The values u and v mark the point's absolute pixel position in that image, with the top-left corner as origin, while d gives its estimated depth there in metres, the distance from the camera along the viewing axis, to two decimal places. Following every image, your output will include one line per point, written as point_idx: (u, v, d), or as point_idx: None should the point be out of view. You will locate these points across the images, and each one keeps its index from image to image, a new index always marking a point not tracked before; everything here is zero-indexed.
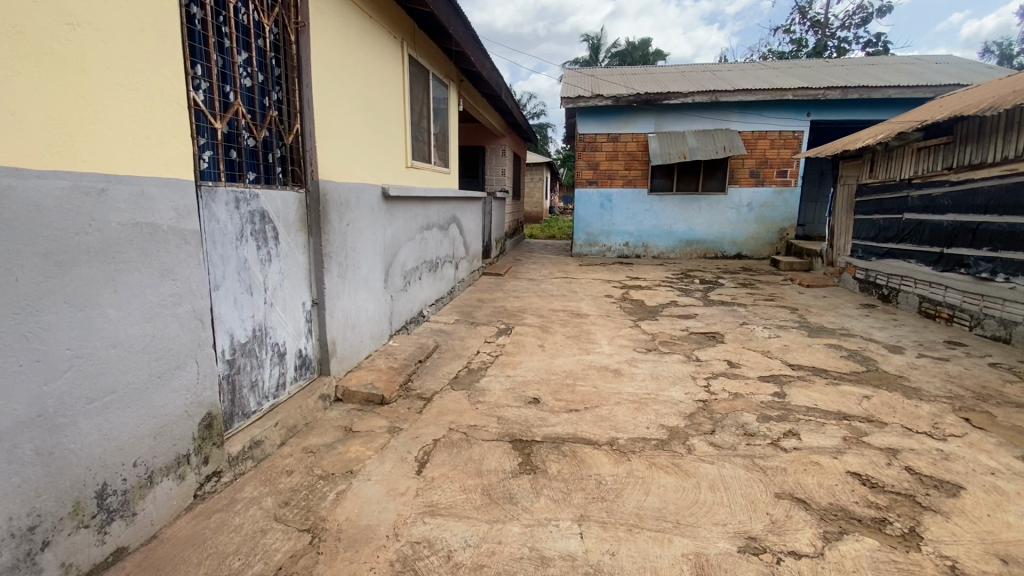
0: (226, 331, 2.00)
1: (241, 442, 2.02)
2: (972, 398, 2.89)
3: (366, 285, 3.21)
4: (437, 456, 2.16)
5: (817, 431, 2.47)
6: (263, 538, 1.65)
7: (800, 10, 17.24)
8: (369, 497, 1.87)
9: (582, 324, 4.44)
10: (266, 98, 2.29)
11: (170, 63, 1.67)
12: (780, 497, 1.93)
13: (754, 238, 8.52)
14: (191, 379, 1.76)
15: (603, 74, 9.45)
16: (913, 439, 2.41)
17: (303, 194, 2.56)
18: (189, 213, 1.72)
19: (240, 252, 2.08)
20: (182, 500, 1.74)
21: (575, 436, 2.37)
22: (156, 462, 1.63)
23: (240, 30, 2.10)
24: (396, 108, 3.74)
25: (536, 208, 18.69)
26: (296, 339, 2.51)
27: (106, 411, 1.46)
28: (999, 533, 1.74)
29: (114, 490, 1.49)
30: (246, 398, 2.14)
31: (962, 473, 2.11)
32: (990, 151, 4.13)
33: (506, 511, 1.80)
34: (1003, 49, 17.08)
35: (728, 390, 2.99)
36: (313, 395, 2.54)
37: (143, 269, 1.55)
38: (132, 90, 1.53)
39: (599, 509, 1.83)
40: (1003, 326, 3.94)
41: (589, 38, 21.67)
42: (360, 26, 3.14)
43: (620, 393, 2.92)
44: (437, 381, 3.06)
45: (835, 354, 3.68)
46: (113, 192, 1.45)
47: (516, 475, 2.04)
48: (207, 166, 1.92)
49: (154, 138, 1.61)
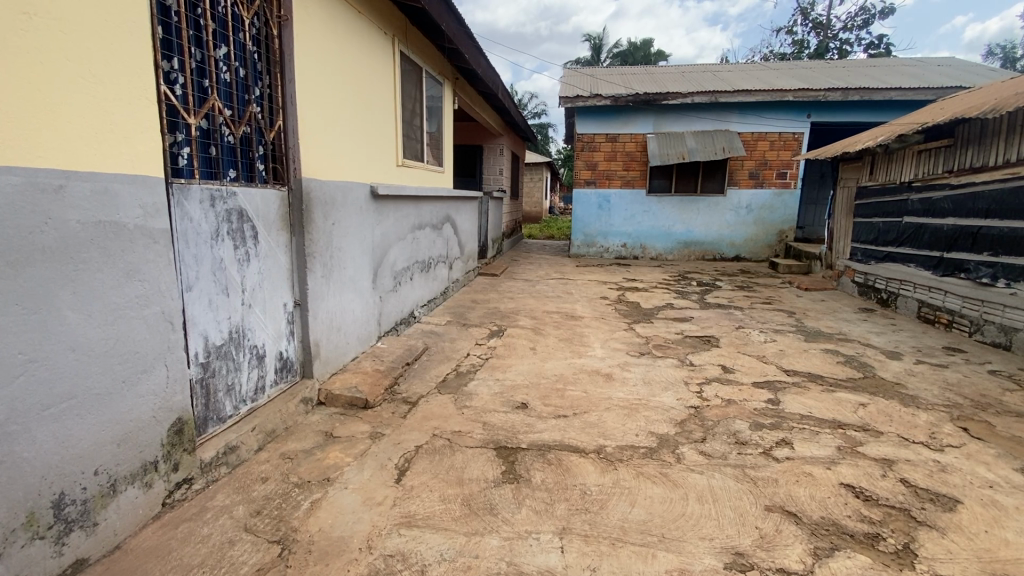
0: (199, 334, 1.94)
1: (214, 448, 1.95)
2: (970, 407, 2.83)
3: (352, 285, 3.14)
4: (418, 463, 2.10)
5: (811, 440, 2.41)
6: (230, 549, 1.58)
7: (800, 11, 17.21)
8: (345, 507, 1.81)
9: (576, 326, 4.38)
10: (247, 94, 2.23)
11: (139, 54, 1.60)
12: (770, 510, 1.86)
13: (753, 240, 8.45)
14: (160, 383, 1.70)
15: (603, 74, 9.38)
16: (909, 449, 2.34)
17: (285, 192, 2.49)
18: (159, 211, 1.66)
19: (216, 252, 2.01)
20: (149, 509, 1.68)
21: (562, 443, 2.30)
22: (120, 470, 1.57)
23: (217, 22, 2.02)
24: (386, 105, 3.67)
25: (536, 207, 18.69)
26: (276, 342, 2.44)
27: (64, 417, 1.39)
28: (996, 551, 1.68)
29: (72, 500, 1.43)
30: (222, 402, 2.08)
31: (959, 486, 2.05)
32: (992, 154, 4.07)
33: (485, 523, 1.74)
34: (1006, 52, 16.97)
35: (721, 396, 2.93)
36: (294, 398, 2.48)
37: (104, 269, 1.48)
38: (95, 84, 1.47)
39: (582, 521, 1.77)
40: (1003, 333, 3.88)
41: (591, 39, 21.65)
42: (349, 21, 3.07)
43: (610, 398, 2.86)
44: (424, 384, 3.00)
45: (831, 360, 3.62)
46: (72, 189, 1.39)
47: (499, 484, 1.98)
48: (182, 162, 1.85)
49: (119, 133, 1.54)
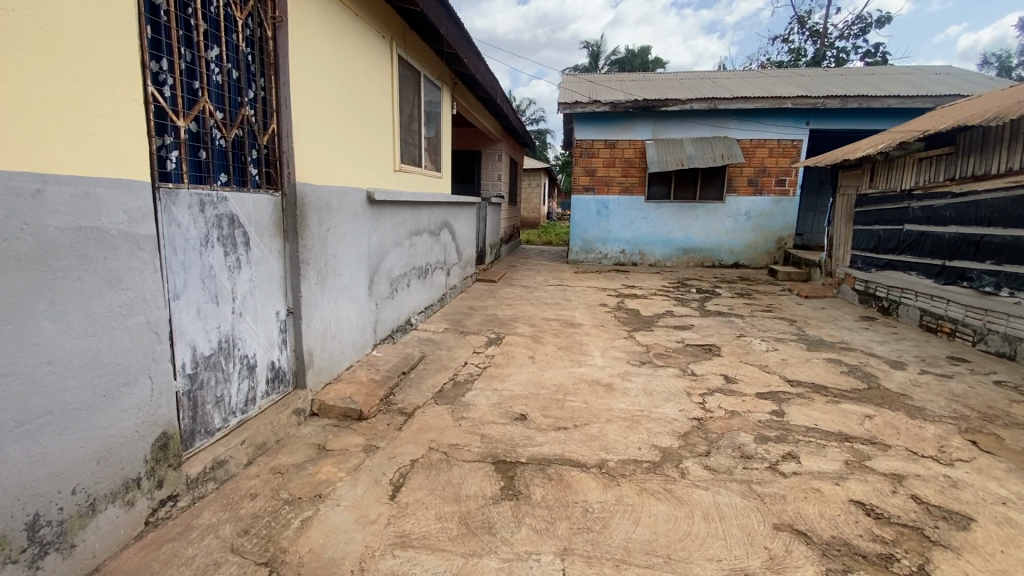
0: (187, 344, 1.87)
1: (202, 463, 1.88)
2: (978, 419, 2.77)
3: (348, 292, 3.07)
4: (413, 479, 2.03)
5: (818, 454, 2.34)
6: (215, 572, 1.51)
7: (797, 19, 17.29)
8: (337, 526, 1.73)
9: (575, 334, 4.31)
10: (240, 96, 2.17)
11: (124, 53, 1.54)
12: (779, 529, 1.80)
13: (752, 247, 8.42)
14: (144, 396, 1.62)
15: (602, 80, 9.39)
16: (919, 464, 2.28)
17: (279, 197, 2.43)
18: (144, 217, 1.59)
19: (206, 258, 1.95)
20: (131, 528, 1.60)
21: (562, 457, 2.24)
22: (100, 489, 1.49)
23: (209, 22, 1.97)
24: (384, 109, 3.61)
25: (534, 213, 18.72)
26: (268, 351, 2.37)
27: (39, 434, 1.32)
28: (1014, 572, 1.62)
29: (48, 521, 1.35)
30: (210, 414, 2.00)
31: (971, 503, 1.99)
32: (994, 162, 4.04)
33: (483, 543, 1.67)
34: (1001, 61, 17.07)
35: (724, 407, 2.87)
36: (287, 410, 2.40)
37: (85, 278, 1.41)
38: (76, 85, 1.41)
39: (584, 541, 1.70)
40: (1007, 343, 3.83)
41: (590, 46, 21.75)
42: (347, 24, 3.02)
43: (612, 409, 2.79)
44: (421, 394, 2.93)
45: (835, 369, 3.57)
46: (51, 193, 1.32)
47: (498, 501, 1.90)
48: (170, 166, 1.79)
49: (103, 137, 1.48)
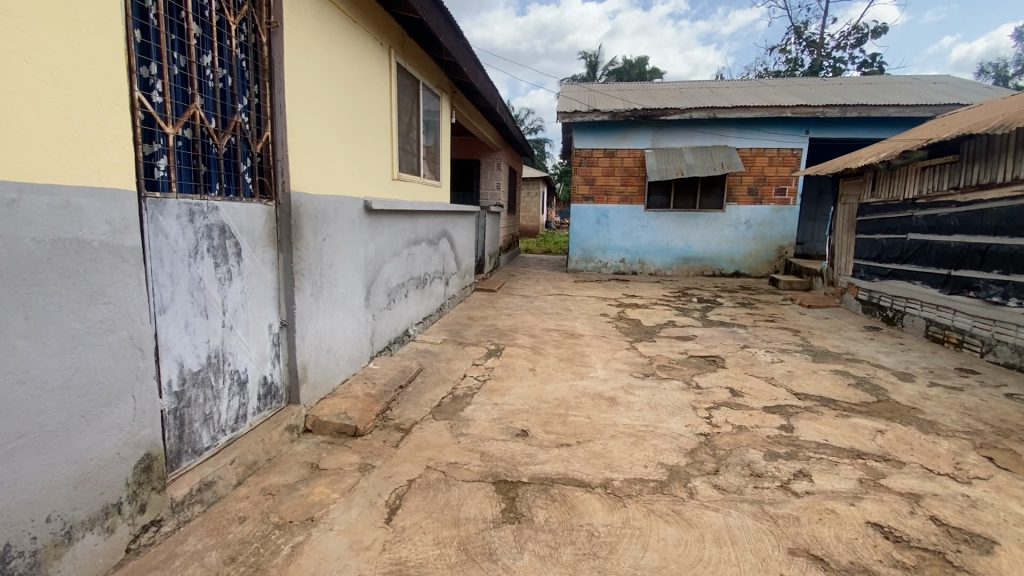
0: (174, 359, 1.78)
1: (188, 484, 1.78)
2: (993, 434, 2.69)
3: (344, 304, 2.99)
4: (411, 501, 1.94)
5: (831, 472, 2.26)
6: None
7: (794, 31, 17.40)
8: (329, 552, 1.64)
9: (576, 345, 4.23)
10: (233, 103, 2.11)
11: (109, 56, 1.47)
12: (795, 554, 1.71)
13: (753, 256, 8.36)
14: (126, 416, 1.54)
15: (602, 89, 9.36)
16: (935, 482, 2.20)
17: (273, 208, 2.36)
18: (129, 227, 1.52)
19: (195, 270, 1.87)
20: (111, 557, 1.51)
21: (565, 477, 2.14)
22: (78, 515, 1.41)
23: (201, 27, 1.91)
24: (382, 117, 3.56)
25: (531, 222, 18.74)
26: (260, 366, 2.29)
27: (10, 459, 1.23)
28: None
29: (20, 552, 1.26)
30: (198, 433, 1.91)
31: (993, 524, 1.90)
32: (999, 170, 3.99)
33: (484, 571, 1.58)
34: (998, 71, 17.20)
35: (731, 422, 2.78)
36: (279, 427, 2.31)
37: (63, 291, 1.34)
38: (57, 89, 1.34)
39: (591, 568, 1.61)
40: (1017, 354, 3.75)
41: (588, 57, 21.90)
42: (345, 31, 2.97)
43: (616, 424, 2.70)
44: (418, 409, 2.84)
45: (843, 382, 3.48)
46: (28, 203, 1.25)
47: (499, 525, 1.81)
48: (158, 175, 1.72)
49: (85, 144, 1.41)
